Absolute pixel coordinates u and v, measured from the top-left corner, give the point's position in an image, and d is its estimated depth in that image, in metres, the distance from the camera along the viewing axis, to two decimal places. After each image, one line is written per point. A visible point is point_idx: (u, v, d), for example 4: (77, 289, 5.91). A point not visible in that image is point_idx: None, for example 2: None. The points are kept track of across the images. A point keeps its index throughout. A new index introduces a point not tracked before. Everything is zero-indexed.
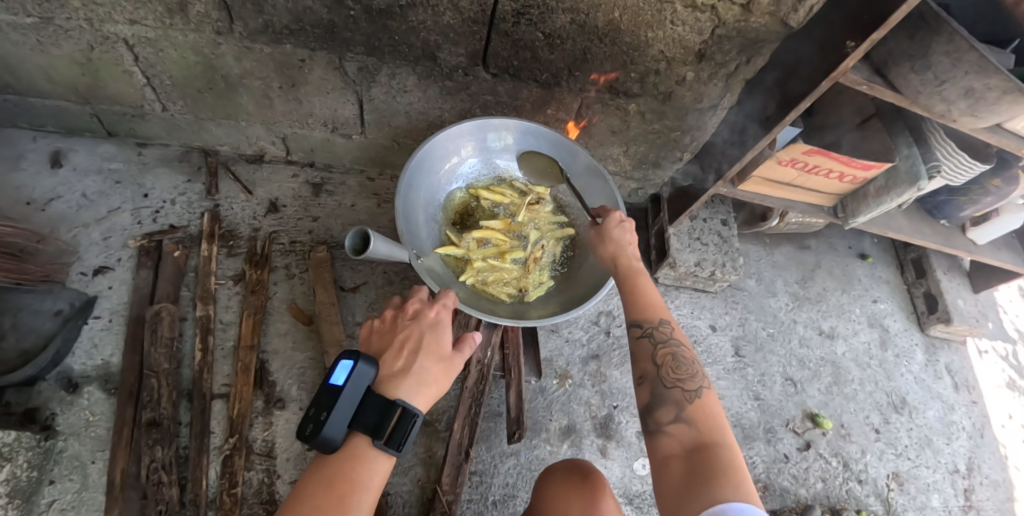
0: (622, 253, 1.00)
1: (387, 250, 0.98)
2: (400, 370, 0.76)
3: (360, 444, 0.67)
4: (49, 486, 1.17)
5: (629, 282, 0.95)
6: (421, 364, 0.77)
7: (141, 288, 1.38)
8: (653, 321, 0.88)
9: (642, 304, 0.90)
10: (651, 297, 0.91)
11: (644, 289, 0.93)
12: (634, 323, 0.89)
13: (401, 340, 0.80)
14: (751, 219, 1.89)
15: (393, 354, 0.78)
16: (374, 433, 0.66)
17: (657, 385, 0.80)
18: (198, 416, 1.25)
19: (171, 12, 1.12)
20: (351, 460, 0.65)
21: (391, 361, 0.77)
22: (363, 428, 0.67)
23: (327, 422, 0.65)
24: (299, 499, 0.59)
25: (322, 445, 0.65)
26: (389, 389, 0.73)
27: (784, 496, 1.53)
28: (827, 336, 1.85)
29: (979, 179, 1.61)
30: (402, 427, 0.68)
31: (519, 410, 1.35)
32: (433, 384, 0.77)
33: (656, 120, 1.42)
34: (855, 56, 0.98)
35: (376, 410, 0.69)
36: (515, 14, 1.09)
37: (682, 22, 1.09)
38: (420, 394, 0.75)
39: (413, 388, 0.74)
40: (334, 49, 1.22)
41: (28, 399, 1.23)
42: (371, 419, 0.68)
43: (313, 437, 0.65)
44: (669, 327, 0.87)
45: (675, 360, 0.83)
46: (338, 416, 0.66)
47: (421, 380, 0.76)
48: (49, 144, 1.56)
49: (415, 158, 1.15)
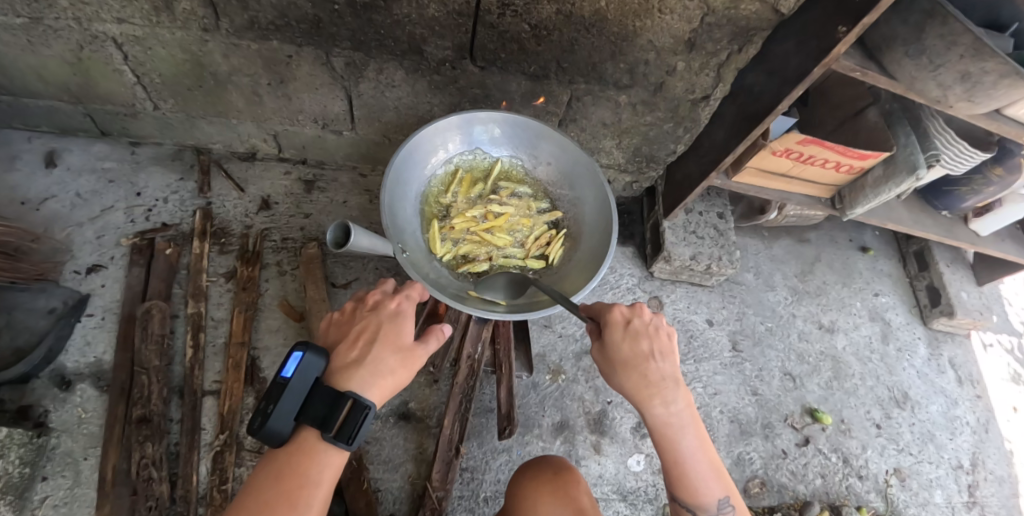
0: (653, 401, 0.86)
1: (370, 244, 0.98)
2: (353, 361, 0.76)
3: (309, 437, 0.68)
4: (41, 483, 1.18)
5: (669, 443, 0.84)
6: (375, 355, 0.76)
7: (133, 286, 1.39)
8: (708, 505, 0.82)
9: (691, 483, 0.82)
10: (701, 472, 0.83)
11: (691, 454, 0.83)
12: (684, 503, 0.83)
13: (358, 331, 0.80)
14: (748, 212, 1.87)
15: (348, 345, 0.78)
16: (323, 426, 0.66)
17: None
18: (189, 412, 1.25)
19: (157, 10, 1.12)
20: (300, 454, 0.66)
21: (346, 351, 0.77)
22: (312, 421, 0.67)
23: (272, 415, 0.65)
24: (246, 496, 0.61)
25: (269, 438, 0.65)
26: (341, 380, 0.72)
27: (782, 492, 1.50)
28: (827, 330, 1.82)
29: (981, 169, 1.58)
30: (352, 420, 0.67)
31: (510, 405, 1.32)
32: (389, 376, 0.76)
33: (648, 112, 1.41)
34: (846, 42, 0.95)
35: (325, 402, 0.68)
36: (499, 6, 1.08)
37: (670, 11, 1.07)
38: (375, 386, 0.73)
39: (366, 379, 0.73)
40: (321, 45, 1.22)
41: (22, 397, 1.24)
42: (319, 411, 0.68)
43: (259, 430, 0.65)
44: (727, 506, 0.82)
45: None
46: (284, 410, 0.66)
47: (376, 372, 0.75)
48: (44, 145, 1.57)
49: (401, 152, 1.13)
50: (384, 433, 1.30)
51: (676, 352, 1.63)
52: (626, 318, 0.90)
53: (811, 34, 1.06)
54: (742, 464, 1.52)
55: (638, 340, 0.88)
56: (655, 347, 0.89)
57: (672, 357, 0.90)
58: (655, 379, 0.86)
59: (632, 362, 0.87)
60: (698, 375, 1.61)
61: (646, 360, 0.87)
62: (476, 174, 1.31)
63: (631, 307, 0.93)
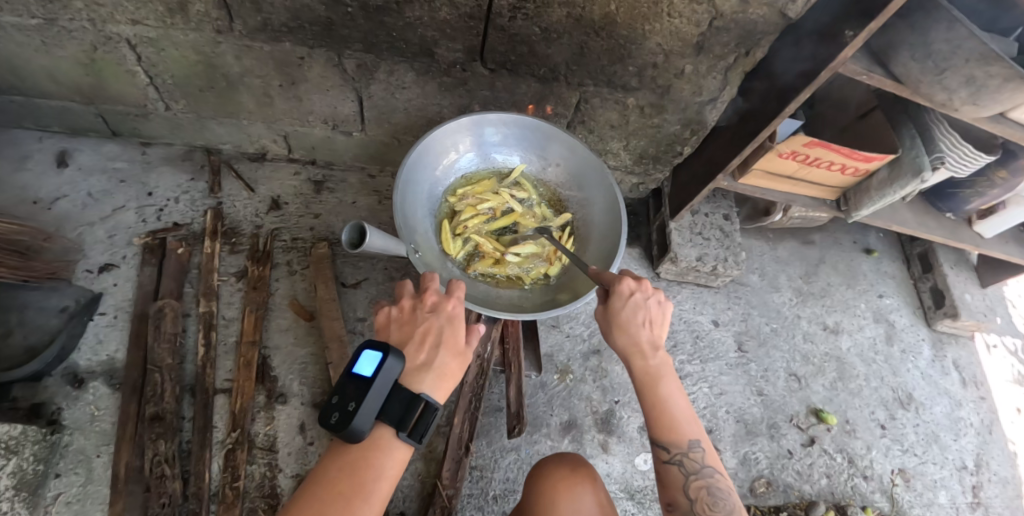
0: (636, 352, 0.89)
1: (385, 244, 0.99)
2: (422, 364, 0.76)
3: (382, 434, 0.68)
4: (54, 480, 1.19)
5: (650, 389, 0.87)
6: (443, 359, 0.77)
7: (145, 285, 1.40)
8: (680, 446, 0.83)
9: (666, 423, 0.84)
10: (678, 416, 0.85)
11: (667, 399, 0.86)
12: (659, 445, 0.84)
13: (422, 333, 0.79)
14: (753, 214, 1.88)
15: (415, 347, 0.77)
16: (399, 426, 0.67)
17: None
18: (201, 410, 1.26)
19: (172, 11, 1.13)
20: (371, 449, 0.66)
21: (414, 354, 0.76)
22: (390, 421, 0.67)
23: (356, 415, 0.65)
24: (323, 483, 0.61)
25: (350, 437, 0.65)
26: (413, 382, 0.73)
27: (788, 492, 1.51)
28: (831, 331, 1.83)
29: (985, 171, 1.59)
30: (426, 420, 0.69)
31: (519, 404, 1.33)
32: (451, 378, 0.78)
33: (655, 114, 1.42)
34: (853, 46, 0.96)
35: (401, 403, 0.69)
36: (510, 9, 1.09)
37: (679, 15, 1.08)
38: (440, 388, 0.76)
39: (434, 382, 0.75)
40: (333, 46, 1.23)
41: (35, 394, 1.26)
42: (397, 412, 0.68)
43: (341, 427, 0.64)
44: (699, 450, 0.83)
45: (710, 495, 0.81)
46: (367, 410, 0.66)
47: (442, 375, 0.76)
48: (55, 144, 1.59)
49: (414, 152, 1.15)
50: None
51: (682, 353, 1.64)
52: (629, 286, 0.90)
53: (818, 38, 1.07)
54: (748, 464, 1.52)
55: (635, 305, 0.89)
56: (649, 313, 0.90)
57: (662, 323, 0.92)
58: (641, 332, 0.88)
59: (626, 323, 0.89)
60: (704, 375, 1.62)
61: (638, 323, 0.89)
62: (497, 176, 1.32)
63: (637, 279, 0.92)
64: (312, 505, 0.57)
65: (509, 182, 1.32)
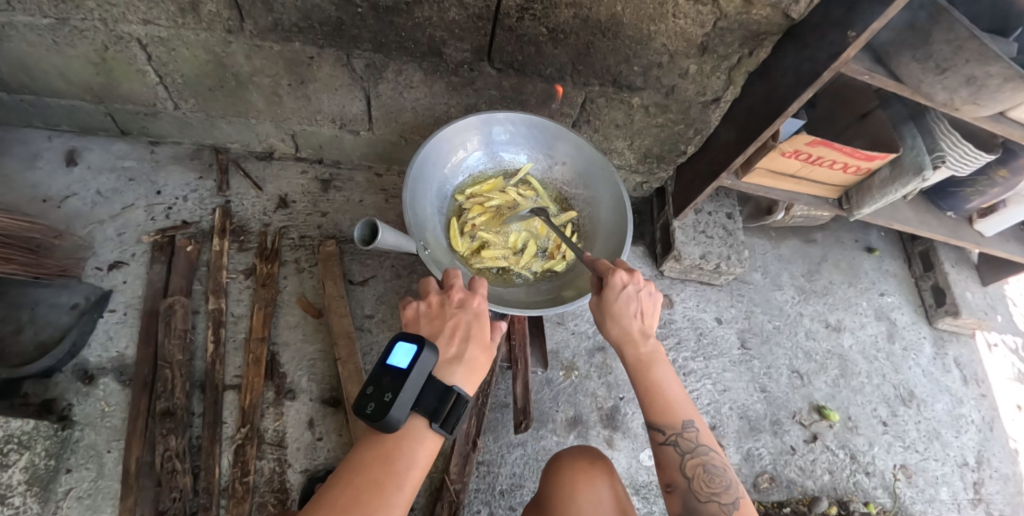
0: (627, 339, 0.90)
1: (397, 241, 1.01)
2: (453, 357, 0.77)
3: (416, 425, 0.68)
4: (66, 475, 1.20)
5: (643, 377, 0.88)
6: (472, 353, 0.78)
7: (154, 282, 1.41)
8: (676, 426, 0.84)
9: (661, 406, 0.85)
10: (670, 397, 0.86)
11: (662, 383, 0.87)
12: (655, 428, 0.85)
13: (452, 327, 0.80)
14: (756, 212, 1.89)
15: (445, 340, 0.78)
16: (433, 416, 0.68)
17: (689, 498, 0.80)
18: (210, 406, 1.28)
19: (183, 12, 1.15)
20: (405, 439, 0.66)
21: (445, 347, 0.78)
22: (425, 412, 0.68)
23: (393, 404, 0.65)
24: (358, 472, 0.62)
25: (386, 427, 0.65)
26: (444, 374, 0.74)
27: (791, 488, 1.53)
28: (834, 329, 1.84)
29: (985, 171, 1.60)
30: (458, 412, 0.71)
31: (525, 400, 1.35)
32: (480, 372, 0.79)
33: (660, 114, 1.43)
34: (856, 46, 0.98)
35: (435, 394, 0.70)
36: (518, 10, 1.10)
37: (684, 15, 1.10)
38: (470, 380, 0.77)
39: (465, 376, 0.76)
40: (342, 46, 1.25)
41: (45, 390, 1.27)
42: (431, 403, 0.69)
43: (378, 417, 0.65)
44: (693, 430, 0.84)
45: (706, 472, 0.81)
46: (404, 400, 0.66)
47: (472, 369, 0.77)
48: (64, 143, 1.60)
49: (423, 151, 1.16)
50: None
51: (686, 350, 1.66)
52: (620, 279, 0.91)
53: (821, 39, 1.09)
54: (751, 460, 1.54)
55: (627, 297, 0.90)
56: (641, 304, 0.91)
57: (654, 313, 0.93)
58: (631, 320, 0.90)
59: (618, 315, 0.90)
60: (707, 372, 1.64)
61: (631, 314, 0.90)
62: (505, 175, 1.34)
63: (628, 272, 0.94)
64: (349, 494, 0.59)
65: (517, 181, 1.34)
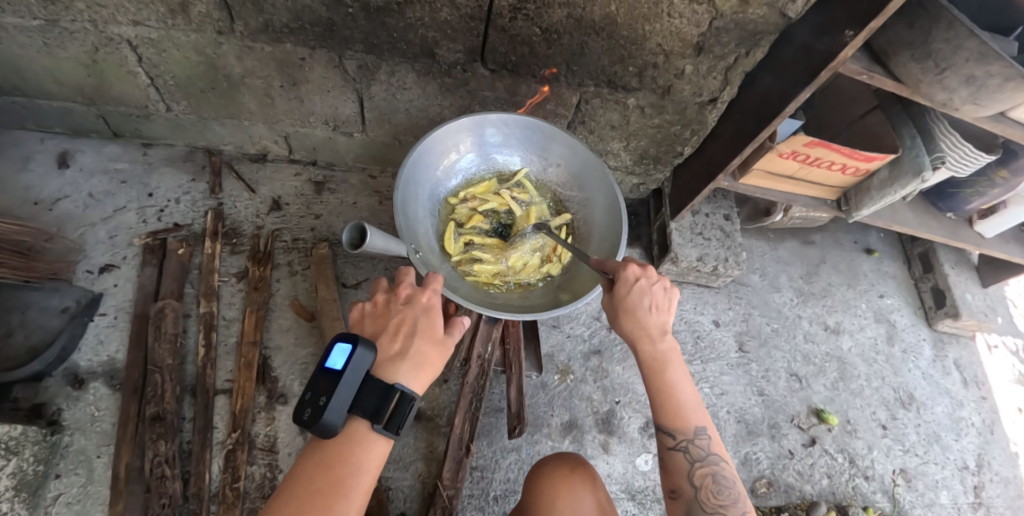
0: (643, 337, 0.90)
1: (385, 244, 0.99)
2: (397, 354, 0.77)
3: (359, 427, 0.69)
4: (55, 480, 1.19)
5: (657, 377, 0.87)
6: (417, 348, 0.78)
7: (145, 286, 1.40)
8: (687, 432, 0.84)
9: (672, 411, 0.85)
10: (683, 404, 0.86)
11: (675, 385, 0.87)
12: (665, 432, 0.85)
13: (396, 325, 0.80)
14: (754, 214, 1.88)
15: (389, 338, 0.79)
16: (374, 417, 0.68)
17: (694, 506, 0.79)
18: (201, 411, 1.26)
19: (173, 12, 1.13)
20: (350, 444, 0.68)
21: (389, 344, 0.78)
22: (364, 412, 0.69)
23: (327, 408, 0.66)
24: (299, 480, 0.62)
25: (323, 430, 0.66)
26: (387, 373, 0.74)
27: (789, 492, 1.51)
28: (832, 331, 1.83)
29: (985, 171, 1.59)
30: (401, 410, 0.70)
31: (519, 405, 1.33)
32: (429, 368, 0.79)
33: (656, 115, 1.42)
34: (853, 45, 0.97)
35: (375, 394, 0.70)
36: (511, 10, 1.09)
37: (679, 15, 1.08)
38: (417, 378, 0.76)
39: (411, 372, 0.76)
40: (334, 47, 1.23)
41: (35, 394, 1.26)
42: (370, 403, 0.70)
43: (313, 422, 0.66)
44: (705, 438, 0.84)
45: (715, 483, 0.81)
46: (338, 401, 0.67)
47: (419, 365, 0.77)
48: (57, 146, 1.59)
49: (414, 153, 1.15)
50: None
51: (683, 353, 1.64)
52: (634, 272, 0.93)
53: (818, 38, 1.08)
54: (749, 464, 1.52)
55: (641, 289, 0.91)
56: (655, 298, 0.92)
57: (668, 309, 0.93)
58: (649, 319, 0.90)
59: (632, 308, 0.90)
60: (704, 375, 1.62)
61: (644, 308, 0.90)
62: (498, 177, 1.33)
63: (641, 266, 0.94)
64: (293, 505, 0.58)
65: (510, 183, 1.32)
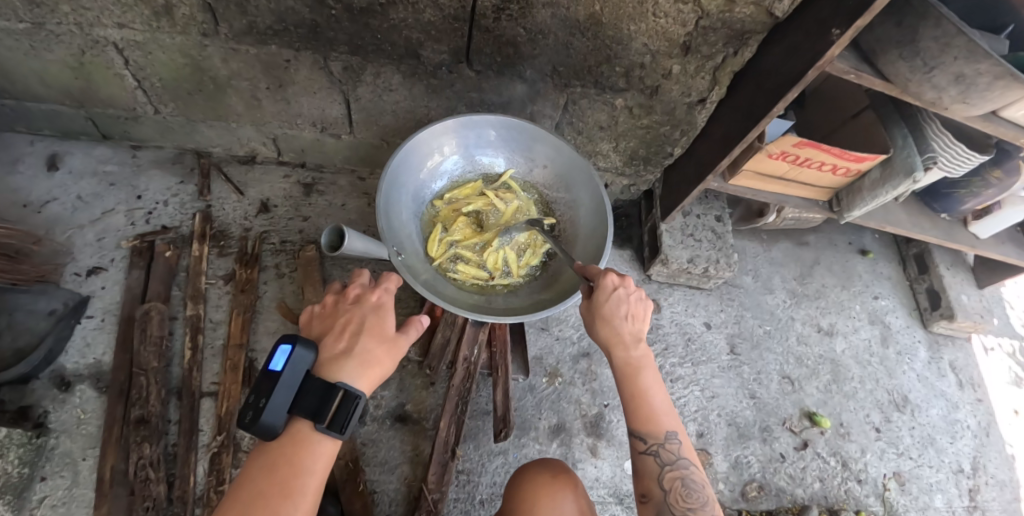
0: (615, 341, 0.91)
1: (364, 247, 1.00)
2: (341, 352, 0.80)
3: (302, 428, 0.72)
4: (40, 483, 1.18)
5: (630, 381, 0.89)
6: (363, 345, 0.81)
7: (133, 288, 1.40)
8: (657, 436, 0.86)
9: (645, 415, 0.87)
10: (655, 408, 0.88)
11: (647, 390, 0.89)
12: (637, 436, 0.87)
13: (343, 324, 0.84)
14: (747, 215, 1.87)
15: (334, 337, 0.82)
16: (315, 417, 0.71)
17: (664, 511, 0.80)
18: (187, 414, 1.26)
19: (157, 15, 1.13)
20: (297, 445, 0.70)
21: (333, 344, 0.81)
22: (305, 413, 0.71)
23: (266, 409, 0.69)
24: (242, 485, 0.64)
25: (263, 432, 0.69)
26: (331, 371, 0.76)
27: (781, 496, 1.49)
28: (826, 333, 1.81)
29: (979, 171, 1.57)
30: (344, 409, 0.72)
31: (505, 408, 1.33)
32: (375, 366, 0.80)
33: (645, 115, 1.41)
34: (840, 44, 0.95)
35: (316, 394, 0.72)
36: (495, 10, 1.09)
37: (664, 14, 1.07)
38: (363, 375, 0.78)
39: (355, 369, 0.78)
40: (319, 49, 1.23)
41: (22, 397, 1.25)
42: (311, 403, 0.72)
43: (252, 424, 0.68)
44: (676, 442, 0.86)
45: (685, 486, 0.82)
46: (276, 403, 0.70)
47: (364, 362, 0.79)
48: (46, 148, 1.59)
49: (397, 155, 1.14)
50: (379, 434, 1.30)
51: (674, 355, 1.63)
52: (612, 281, 0.92)
53: (804, 37, 1.07)
54: (740, 468, 1.51)
55: (617, 297, 0.91)
56: (631, 306, 0.92)
57: (644, 316, 0.94)
58: (622, 323, 0.91)
59: (607, 314, 0.90)
60: (695, 378, 1.61)
61: (621, 315, 0.91)
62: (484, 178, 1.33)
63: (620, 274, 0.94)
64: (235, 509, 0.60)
65: (496, 184, 1.33)
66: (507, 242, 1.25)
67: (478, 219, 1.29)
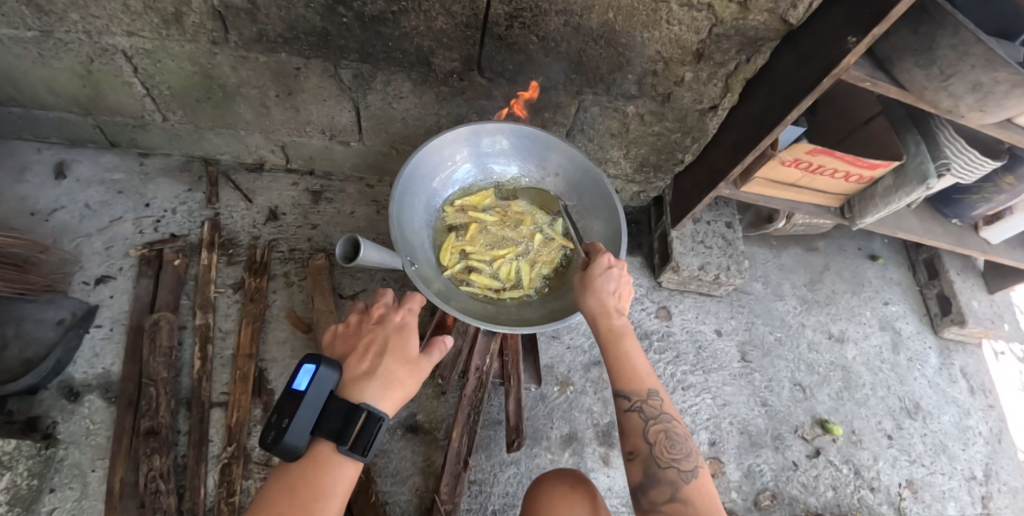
0: (603, 310, 0.91)
1: (379, 258, 1.00)
2: (364, 372, 0.79)
3: (324, 449, 0.71)
4: (49, 495, 1.17)
5: (614, 347, 0.87)
6: (386, 366, 0.80)
7: (141, 297, 1.39)
8: (640, 394, 0.84)
9: (628, 373, 0.86)
10: (638, 367, 0.86)
11: (630, 355, 0.87)
12: (621, 395, 0.85)
13: (366, 344, 0.84)
14: (756, 221, 1.86)
15: (358, 357, 0.81)
16: (338, 438, 0.69)
17: (650, 463, 0.78)
18: (196, 424, 1.25)
19: (167, 22, 1.12)
20: (318, 467, 0.68)
21: (356, 364, 0.80)
22: (328, 434, 0.70)
23: (288, 429, 0.68)
24: (261, 506, 0.62)
25: (285, 452, 0.67)
26: (354, 392, 0.76)
27: (794, 505, 1.48)
28: (837, 340, 1.80)
29: (991, 177, 1.55)
30: (367, 431, 0.71)
31: (518, 418, 1.32)
32: (398, 387, 0.80)
33: (656, 122, 1.40)
34: (857, 52, 0.94)
35: (339, 415, 0.72)
36: (508, 18, 1.08)
37: (678, 22, 1.07)
38: (385, 397, 0.77)
39: (378, 390, 0.77)
40: (329, 57, 1.22)
41: (30, 408, 1.24)
42: (334, 425, 0.71)
43: (275, 444, 0.68)
44: (658, 398, 0.84)
45: (668, 439, 0.80)
46: (299, 423, 0.69)
47: (387, 384, 0.78)
48: (53, 156, 1.58)
49: (410, 164, 1.13)
50: (391, 445, 1.29)
51: (685, 363, 1.62)
52: (607, 259, 0.95)
53: (819, 44, 1.05)
54: (753, 476, 1.50)
55: (609, 274, 0.93)
56: (621, 285, 0.94)
57: (628, 298, 0.95)
58: (609, 295, 0.91)
59: (597, 288, 0.92)
60: (706, 385, 1.60)
61: (610, 290, 0.92)
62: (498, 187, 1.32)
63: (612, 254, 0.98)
64: None
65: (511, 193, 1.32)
66: (521, 254, 1.25)
67: (493, 227, 1.27)
